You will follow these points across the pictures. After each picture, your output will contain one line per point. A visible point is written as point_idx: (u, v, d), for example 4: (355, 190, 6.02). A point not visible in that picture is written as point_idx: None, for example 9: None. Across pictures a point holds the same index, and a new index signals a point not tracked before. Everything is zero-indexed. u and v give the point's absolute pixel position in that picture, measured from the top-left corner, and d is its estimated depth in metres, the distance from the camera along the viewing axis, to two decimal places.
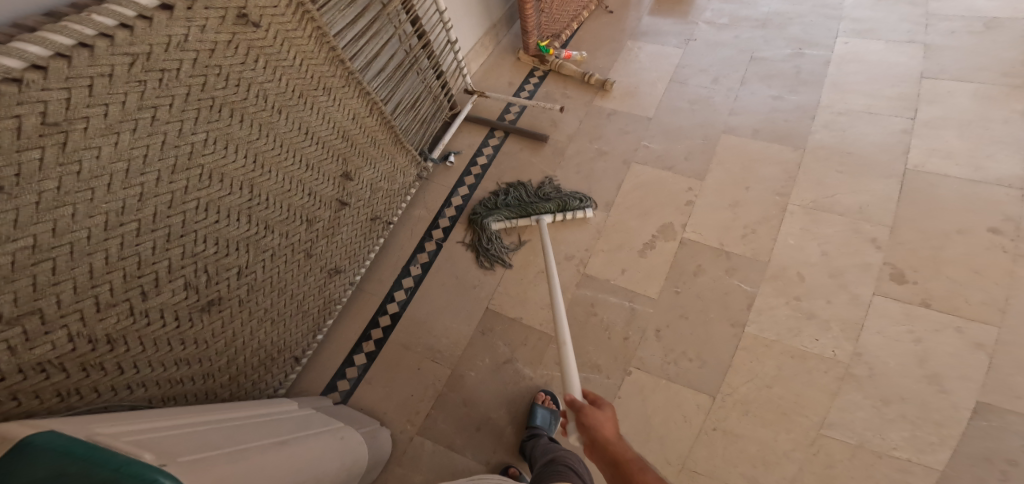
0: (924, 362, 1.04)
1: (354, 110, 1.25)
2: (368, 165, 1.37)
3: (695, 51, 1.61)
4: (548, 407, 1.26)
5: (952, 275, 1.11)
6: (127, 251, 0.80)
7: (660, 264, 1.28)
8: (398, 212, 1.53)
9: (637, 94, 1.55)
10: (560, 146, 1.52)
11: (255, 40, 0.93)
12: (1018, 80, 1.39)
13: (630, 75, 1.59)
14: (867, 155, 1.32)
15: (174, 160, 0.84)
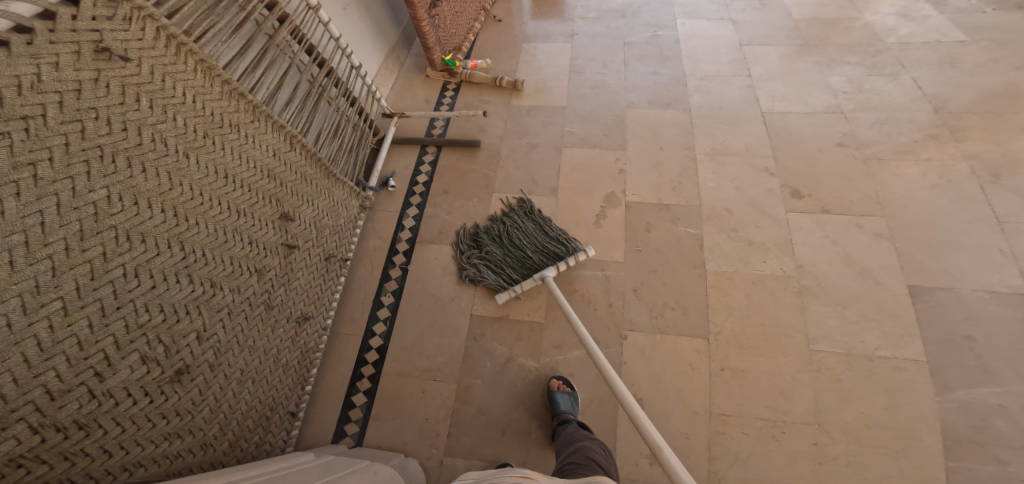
0: (852, 260, 1.26)
1: (269, 146, 1.22)
2: (304, 203, 1.32)
3: (580, 44, 1.85)
4: (565, 392, 1.25)
5: (830, 183, 1.42)
6: (61, 333, 0.73)
7: (617, 230, 1.43)
8: (351, 247, 1.51)
9: (547, 88, 1.74)
10: (494, 148, 1.64)
11: (128, 76, 0.87)
12: (800, 40, 1.83)
13: (535, 74, 1.79)
14: (731, 107, 1.64)
15: (80, 225, 0.76)
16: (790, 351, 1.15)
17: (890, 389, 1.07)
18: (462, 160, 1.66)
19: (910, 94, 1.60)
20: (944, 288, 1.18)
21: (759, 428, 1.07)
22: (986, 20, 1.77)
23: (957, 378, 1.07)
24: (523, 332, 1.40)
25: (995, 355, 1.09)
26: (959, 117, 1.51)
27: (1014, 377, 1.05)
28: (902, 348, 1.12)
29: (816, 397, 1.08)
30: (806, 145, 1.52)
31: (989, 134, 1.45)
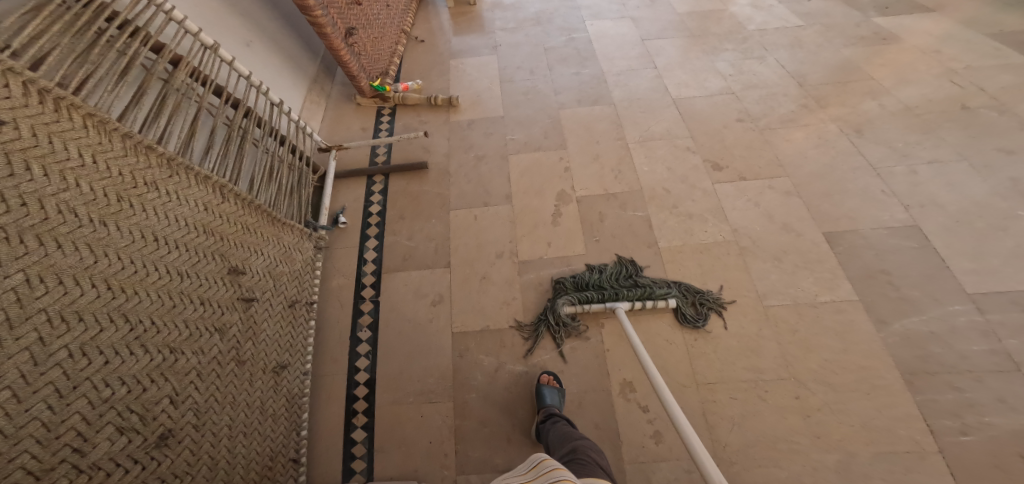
0: (774, 218, 1.40)
1: (196, 200, 1.09)
2: (250, 253, 1.22)
3: (504, 54, 2.01)
4: (553, 386, 1.24)
5: (740, 153, 1.58)
6: (21, 419, 0.65)
7: (574, 224, 1.51)
8: (315, 289, 1.45)
9: (481, 101, 1.87)
10: (441, 168, 1.71)
11: (8, 142, 0.71)
12: (685, 32, 2.03)
13: (468, 88, 1.92)
14: (649, 97, 1.78)
15: (5, 313, 0.66)
16: (749, 309, 1.25)
17: (838, 331, 1.18)
18: (412, 184, 1.70)
19: (778, 73, 1.84)
20: (851, 230, 1.34)
21: (747, 389, 1.14)
22: (812, 7, 2.11)
23: (887, 312, 1.18)
24: (506, 339, 1.38)
25: (908, 284, 1.21)
26: (815, 88, 1.77)
27: (931, 301, 1.18)
28: (833, 291, 1.23)
29: (783, 350, 1.17)
30: (711, 123, 1.68)
31: (846, 99, 1.70)
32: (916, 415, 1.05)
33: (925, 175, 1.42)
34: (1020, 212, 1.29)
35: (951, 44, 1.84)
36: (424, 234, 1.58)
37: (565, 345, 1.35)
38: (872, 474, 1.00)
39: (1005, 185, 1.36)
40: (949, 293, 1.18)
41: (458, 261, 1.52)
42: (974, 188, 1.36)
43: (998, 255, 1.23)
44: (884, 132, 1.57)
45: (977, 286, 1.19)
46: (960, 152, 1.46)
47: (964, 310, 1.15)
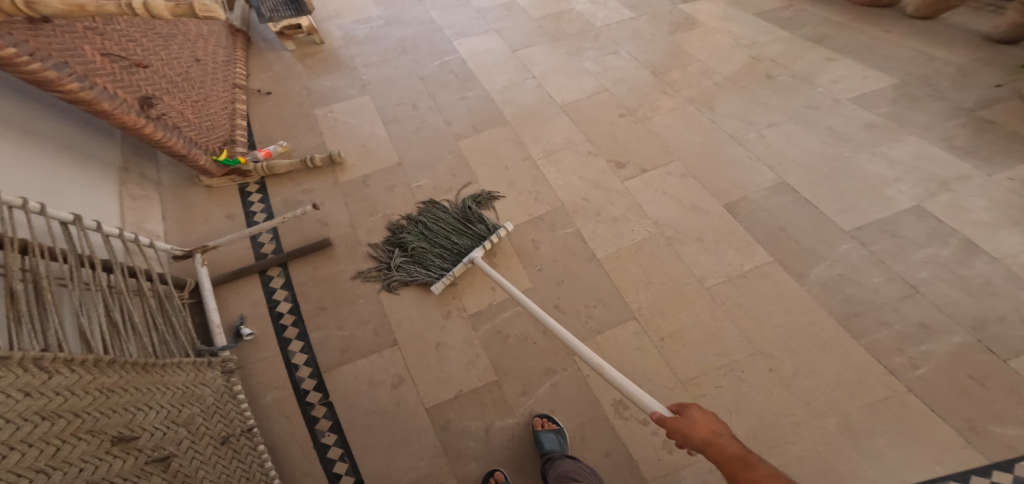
0: (683, 202, 1.60)
1: (20, 384, 0.81)
2: (137, 410, 1.03)
3: (377, 91, 2.13)
4: (550, 429, 1.31)
5: (636, 148, 1.74)
6: None
7: (511, 261, 1.56)
8: (249, 415, 1.36)
9: (369, 149, 1.95)
10: (346, 242, 1.74)
11: None
12: (545, 37, 2.17)
13: (352, 139, 1.99)
14: (537, 108, 1.90)
15: None
16: (696, 296, 1.43)
17: (772, 295, 1.41)
18: (319, 265, 1.71)
19: (634, 65, 2.02)
20: (740, 196, 1.60)
21: (727, 370, 1.30)
22: None
23: (800, 266, 1.45)
24: (485, 398, 1.41)
25: (802, 235, 1.50)
26: (665, 74, 1.99)
27: (828, 248, 1.47)
28: (753, 259, 1.47)
29: (740, 329, 1.36)
30: (600, 122, 1.82)
31: (690, 80, 1.96)
32: (874, 361, 1.27)
33: (772, 138, 1.74)
34: (846, 153, 1.67)
35: (737, 26, 2.21)
36: (359, 316, 1.58)
37: (544, 383, 1.41)
38: (877, 429, 1.18)
39: (826, 133, 1.74)
40: (838, 235, 1.49)
41: (405, 339, 1.53)
42: (813, 141, 1.72)
43: (852, 192, 1.58)
44: (736, 104, 1.86)
45: (852, 223, 1.51)
46: (789, 115, 1.81)
47: (851, 247, 1.46)
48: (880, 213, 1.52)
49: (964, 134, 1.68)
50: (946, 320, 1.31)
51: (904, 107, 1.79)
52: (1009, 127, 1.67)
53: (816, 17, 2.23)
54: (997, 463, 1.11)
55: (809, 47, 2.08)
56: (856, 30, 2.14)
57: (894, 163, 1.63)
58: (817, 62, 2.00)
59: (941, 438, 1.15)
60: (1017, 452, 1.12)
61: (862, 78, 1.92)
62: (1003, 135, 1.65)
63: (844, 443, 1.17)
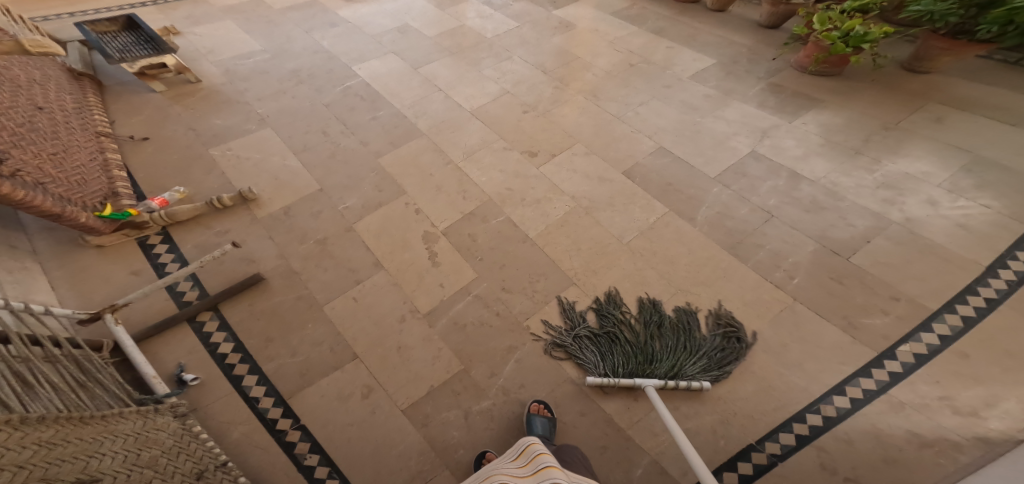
0: (591, 177, 1.86)
1: None
2: (89, 457, 0.97)
3: (280, 119, 2.11)
4: (543, 415, 1.36)
5: (543, 139, 1.98)
6: None
7: (453, 257, 1.70)
8: (218, 450, 1.30)
9: (284, 180, 1.90)
10: (279, 272, 1.69)
11: None
12: (440, 55, 2.38)
13: (263, 172, 1.92)
14: (449, 117, 2.07)
15: None
16: (620, 253, 1.67)
17: (676, 239, 1.69)
18: (254, 300, 1.64)
19: (528, 67, 2.28)
20: (636, 166, 1.90)
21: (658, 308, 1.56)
22: (516, 10, 2.70)
23: (689, 210, 1.77)
24: (457, 387, 1.48)
25: (684, 186, 1.84)
26: (554, 71, 2.27)
27: (703, 192, 1.82)
28: (655, 213, 1.76)
29: (662, 277, 1.61)
30: (508, 121, 2.05)
31: (576, 75, 2.25)
32: (763, 280, 1.59)
33: (645, 114, 2.09)
34: (698, 120, 2.08)
35: (605, 24, 2.60)
36: (312, 340, 1.57)
37: (509, 361, 1.51)
38: (787, 343, 1.45)
39: (683, 106, 2.14)
40: (707, 182, 1.85)
41: (366, 350, 1.55)
42: (673, 113, 2.11)
43: (709, 148, 1.97)
44: (616, 91, 2.19)
45: (715, 171, 1.89)
46: (651, 95, 2.18)
47: (719, 189, 1.83)
48: (730, 160, 1.93)
49: (771, 98, 2.20)
50: (796, 234, 1.70)
51: (727, 80, 2.28)
52: (793, 88, 2.25)
53: (652, 14, 2.72)
54: (884, 353, 1.40)
55: (656, 39, 2.52)
56: (684, 24, 2.65)
57: (731, 122, 2.08)
58: (666, 53, 2.42)
59: (835, 339, 1.44)
60: (892, 340, 1.42)
61: (692, 60, 2.39)
62: (788, 94, 2.22)
63: (769, 360, 1.42)
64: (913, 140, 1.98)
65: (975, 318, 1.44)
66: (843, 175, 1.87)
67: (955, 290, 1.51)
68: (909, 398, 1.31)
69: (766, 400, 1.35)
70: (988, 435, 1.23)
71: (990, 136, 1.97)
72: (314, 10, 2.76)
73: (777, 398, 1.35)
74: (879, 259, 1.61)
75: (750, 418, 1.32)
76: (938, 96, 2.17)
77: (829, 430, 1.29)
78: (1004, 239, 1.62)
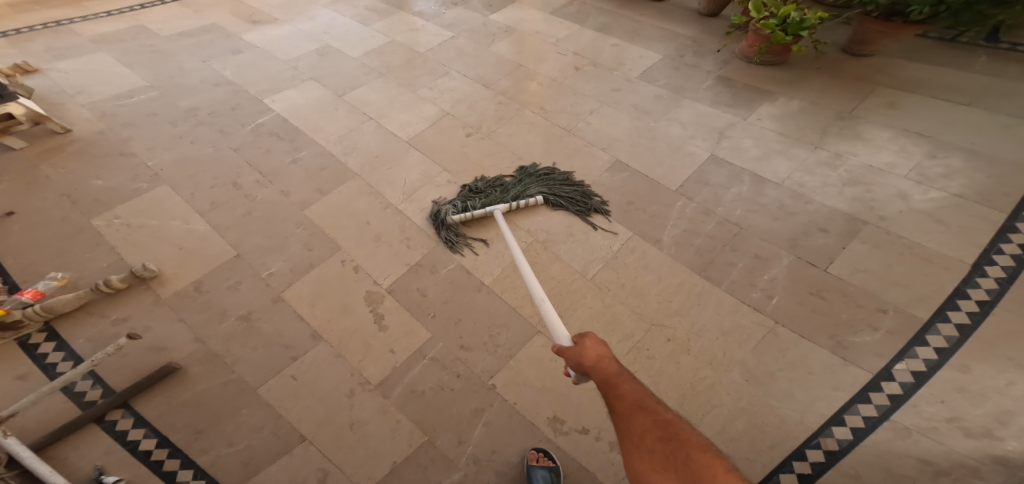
0: (545, 204, 1.75)
1: None
2: None
3: (184, 167, 1.96)
4: (545, 465, 1.26)
5: (489, 165, 1.90)
6: None
7: (404, 318, 1.58)
8: None
9: (192, 251, 1.71)
10: (197, 357, 1.48)
11: None
12: (367, 77, 2.31)
13: (167, 238, 1.73)
14: (382, 149, 2.00)
15: None
16: (584, 289, 1.54)
17: (641, 266, 1.58)
18: (172, 389, 1.42)
19: (467, 82, 2.22)
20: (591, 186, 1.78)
21: (630, 348, 1.41)
22: (450, 18, 2.64)
23: (653, 231, 1.65)
24: (423, 461, 1.32)
25: (646, 204, 1.72)
26: (496, 84, 2.20)
27: (667, 208, 1.70)
28: (618, 239, 1.64)
29: (626, 307, 1.50)
30: (450, 147, 1.97)
31: (521, 85, 2.18)
32: (739, 302, 1.48)
33: (596, 124, 1.99)
34: (652, 124, 1.97)
35: (548, 25, 2.52)
36: (249, 425, 1.37)
37: (477, 424, 1.38)
38: (773, 371, 1.34)
39: (632, 110, 2.03)
40: (669, 197, 1.73)
41: (316, 426, 1.38)
42: (624, 120, 1.99)
43: (665, 155, 1.86)
44: (562, 100, 2.10)
45: (675, 182, 1.77)
46: (601, 100, 2.08)
47: (681, 202, 1.72)
48: (687, 169, 1.81)
49: (724, 92, 2.10)
50: (766, 245, 1.60)
51: (677, 78, 2.17)
52: (742, 81, 2.15)
53: (594, 8, 2.63)
54: (880, 374, 1.31)
55: (600, 36, 2.42)
56: (627, 17, 2.55)
57: (686, 124, 1.97)
58: (611, 51, 2.32)
59: (824, 362, 1.35)
60: (887, 359, 1.33)
61: (639, 57, 2.28)
62: (739, 87, 2.12)
63: (755, 392, 1.31)
64: (870, 129, 1.92)
65: (971, 326, 1.36)
66: (807, 174, 1.79)
67: (944, 295, 1.43)
68: (914, 423, 1.22)
69: (760, 439, 1.24)
70: (1005, 456, 1.13)
71: (948, 118, 1.91)
72: (212, 35, 2.71)
73: (771, 434, 1.24)
74: (860, 267, 1.52)
75: (748, 459, 1.21)
76: (887, 81, 2.11)
77: (831, 465, 1.19)
78: (985, 232, 1.55)
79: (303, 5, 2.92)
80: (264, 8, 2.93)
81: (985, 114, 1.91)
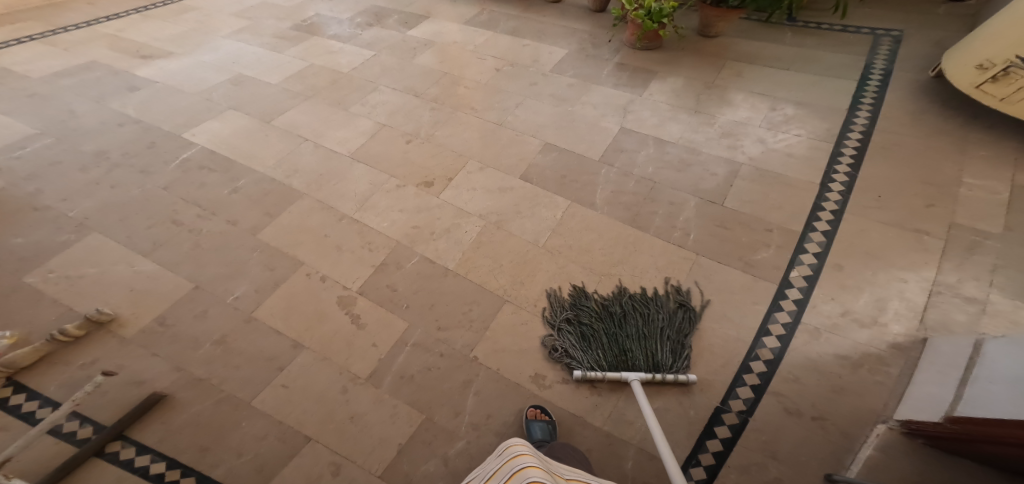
0: (492, 191, 1.98)
1: None
2: None
3: (112, 210, 1.89)
4: (541, 420, 1.41)
5: (432, 165, 2.08)
6: None
7: (379, 314, 1.68)
8: None
9: (145, 289, 1.69)
10: (181, 382, 1.49)
11: None
12: (294, 100, 2.37)
13: (115, 281, 1.70)
14: (326, 166, 2.09)
15: None
16: (539, 257, 1.79)
17: (585, 228, 1.85)
18: (164, 417, 1.43)
19: (398, 94, 2.38)
20: (526, 172, 2.03)
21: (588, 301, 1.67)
22: (367, 38, 2.76)
23: (586, 197, 1.94)
24: (427, 437, 1.42)
25: (576, 177, 2.01)
26: (426, 94, 2.38)
27: (594, 176, 2.01)
28: (559, 208, 1.91)
29: (582, 270, 1.75)
30: (394, 156, 2.12)
31: (448, 92, 2.38)
32: (667, 244, 1.80)
33: (523, 115, 2.25)
34: (570, 109, 2.27)
35: (462, 35, 2.75)
36: (252, 437, 1.41)
37: (469, 395, 1.50)
38: (707, 297, 1.66)
39: (551, 99, 2.32)
40: (595, 165, 2.04)
41: (321, 425, 1.44)
42: (545, 110, 2.27)
43: (585, 134, 2.17)
44: (487, 100, 2.33)
45: (598, 153, 2.09)
46: (524, 94, 2.35)
47: (603, 170, 2.03)
48: (602, 143, 2.13)
49: (623, 76, 2.46)
50: (677, 194, 1.94)
51: (582, 67, 2.49)
52: (634, 65, 2.53)
53: (500, 15, 2.91)
54: (782, 284, 1.68)
55: (509, 39, 2.70)
56: (531, 19, 2.85)
57: (596, 105, 2.30)
58: (522, 51, 2.60)
59: (741, 281, 1.70)
60: (783, 269, 1.71)
61: (548, 54, 2.58)
62: (632, 71, 2.49)
63: (697, 318, 1.62)
64: (736, 94, 2.37)
65: (832, 231, 1.80)
66: (696, 133, 2.18)
67: (808, 209, 1.87)
68: (821, 322, 1.58)
69: (713, 360, 1.53)
70: (898, 341, 1.51)
71: (787, 80, 2.42)
72: (97, 72, 2.55)
73: (722, 353, 1.54)
74: (746, 198, 1.92)
75: (712, 384, 1.48)
76: (731, 55, 2.60)
77: (774, 373, 1.48)
78: (823, 158, 2.03)
79: (199, 35, 2.86)
80: (152, 42, 2.81)
81: (805, 75, 2.44)
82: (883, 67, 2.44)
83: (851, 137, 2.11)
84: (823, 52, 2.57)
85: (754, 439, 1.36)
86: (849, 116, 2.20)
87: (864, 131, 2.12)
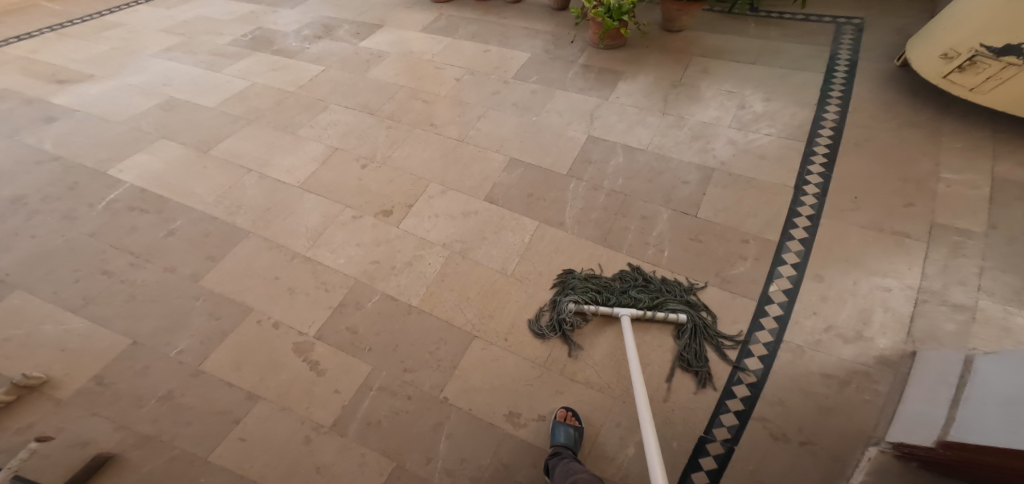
0: (454, 217, 1.85)
1: None
2: None
3: (36, 264, 1.72)
4: (569, 422, 1.33)
5: (388, 192, 1.93)
6: None
7: (338, 357, 1.55)
8: None
9: (76, 349, 1.53)
10: (123, 446, 1.35)
11: None
12: (236, 126, 2.19)
13: (43, 342, 1.54)
14: (273, 200, 1.93)
15: None
16: (508, 286, 1.68)
17: (555, 251, 1.74)
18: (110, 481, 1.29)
19: (351, 113, 2.22)
20: (490, 193, 1.90)
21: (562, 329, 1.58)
22: (315, 52, 2.57)
23: (554, 217, 1.82)
24: None
25: (544, 194, 1.89)
26: (381, 110, 2.22)
27: (563, 192, 1.89)
28: (527, 230, 1.80)
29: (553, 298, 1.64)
30: (348, 182, 1.97)
31: (404, 108, 2.22)
32: (642, 263, 1.70)
33: (485, 128, 2.12)
34: (535, 119, 2.14)
35: (417, 43, 2.59)
36: None
37: (440, 439, 1.39)
38: None
39: (514, 109, 2.19)
40: (563, 181, 1.92)
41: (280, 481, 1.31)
42: (507, 123, 2.13)
43: (552, 144, 2.04)
44: (446, 114, 2.19)
45: (565, 166, 1.97)
46: (486, 105, 2.21)
47: (573, 184, 1.91)
48: (569, 155, 2.01)
49: (590, 78, 2.33)
50: (651, 207, 1.84)
51: (547, 71, 2.36)
52: (600, 66, 2.40)
53: (457, 19, 2.75)
54: (761, 299, 1.60)
55: (467, 45, 2.54)
56: (490, 22, 2.69)
57: (562, 112, 2.17)
58: (480, 58, 2.45)
59: (719, 299, 1.61)
60: (762, 283, 1.63)
61: (510, 58, 2.43)
62: (598, 73, 2.36)
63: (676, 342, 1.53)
64: (707, 92, 2.26)
65: (809, 238, 1.72)
66: (668, 137, 2.07)
67: (784, 216, 1.78)
68: (804, 340, 1.50)
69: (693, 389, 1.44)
70: (884, 356, 1.44)
71: (759, 77, 2.31)
72: (12, 103, 2.32)
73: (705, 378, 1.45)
74: (722, 207, 1.83)
75: (695, 412, 1.40)
76: (697, 51, 2.48)
77: (757, 396, 1.41)
78: (796, 158, 1.95)
79: (126, 55, 2.63)
80: (71, 64, 2.57)
81: (776, 70, 2.34)
82: (848, 57, 2.36)
83: (822, 134, 2.03)
84: (792, 45, 2.46)
85: (742, 470, 1.29)
86: (819, 110, 2.12)
87: (836, 126, 2.05)
